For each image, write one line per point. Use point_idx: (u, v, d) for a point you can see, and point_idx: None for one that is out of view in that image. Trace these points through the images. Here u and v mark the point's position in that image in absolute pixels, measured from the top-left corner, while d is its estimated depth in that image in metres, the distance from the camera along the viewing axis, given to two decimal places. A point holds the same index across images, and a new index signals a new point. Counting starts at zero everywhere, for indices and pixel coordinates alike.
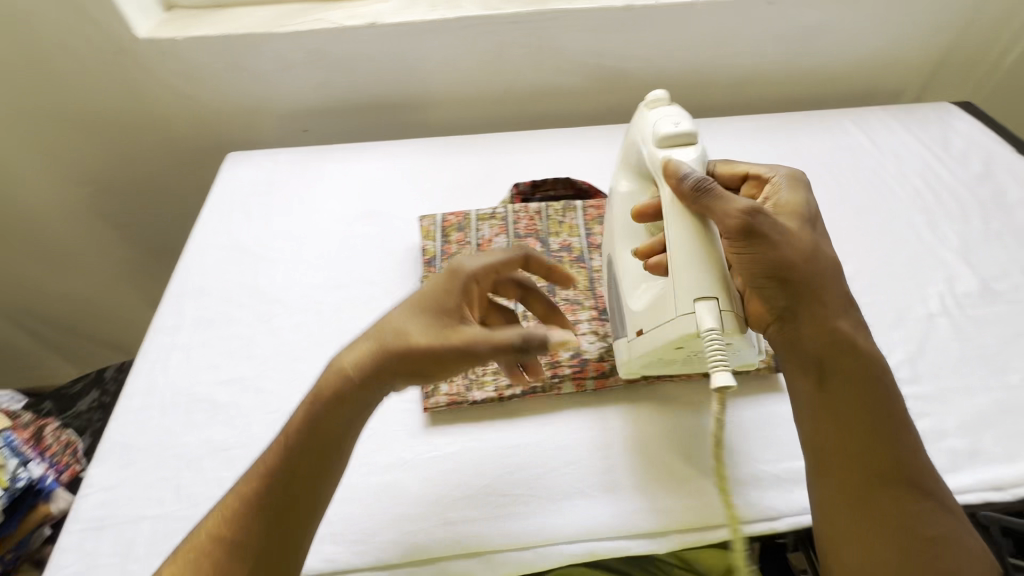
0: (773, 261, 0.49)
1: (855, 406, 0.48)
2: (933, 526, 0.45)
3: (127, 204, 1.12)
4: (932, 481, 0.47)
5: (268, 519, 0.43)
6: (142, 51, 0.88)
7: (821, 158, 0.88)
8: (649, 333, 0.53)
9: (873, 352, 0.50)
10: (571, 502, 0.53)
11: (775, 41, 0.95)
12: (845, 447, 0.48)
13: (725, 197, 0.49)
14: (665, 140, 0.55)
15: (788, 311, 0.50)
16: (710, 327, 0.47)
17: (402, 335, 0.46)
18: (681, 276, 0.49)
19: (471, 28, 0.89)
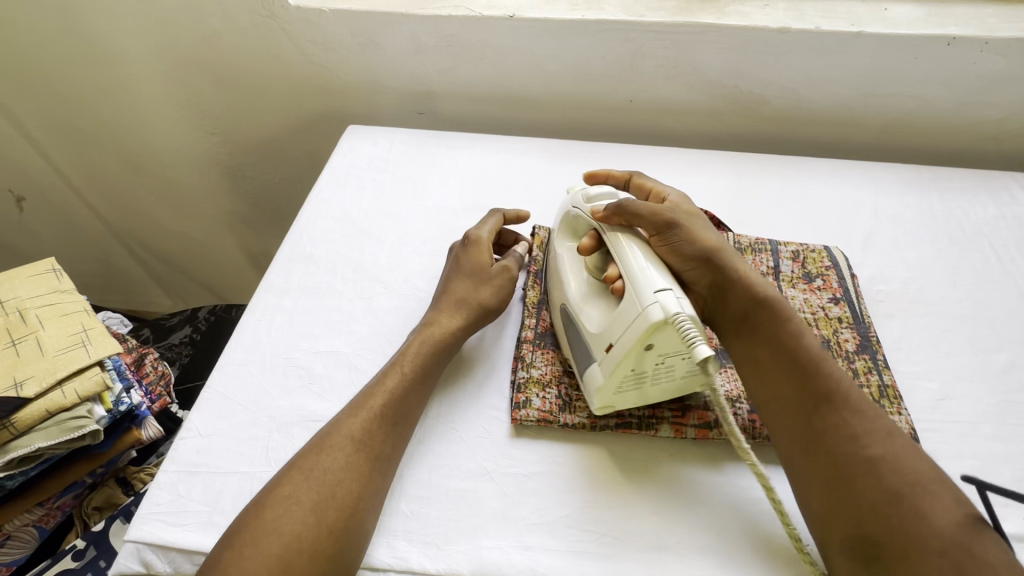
0: (691, 241, 0.56)
1: (780, 346, 0.53)
2: (874, 447, 0.47)
3: (244, 158, 1.18)
4: (865, 404, 0.49)
5: (315, 470, 0.48)
6: (289, 17, 0.91)
7: (978, 225, 0.78)
8: (619, 343, 0.50)
9: (775, 305, 0.55)
10: (655, 554, 0.49)
11: (944, 86, 0.85)
12: (778, 391, 0.52)
13: (637, 204, 0.57)
14: (590, 194, 0.60)
15: (713, 284, 0.56)
16: (678, 312, 0.47)
17: (450, 317, 0.60)
18: (638, 282, 0.50)
19: (609, 33, 0.85)
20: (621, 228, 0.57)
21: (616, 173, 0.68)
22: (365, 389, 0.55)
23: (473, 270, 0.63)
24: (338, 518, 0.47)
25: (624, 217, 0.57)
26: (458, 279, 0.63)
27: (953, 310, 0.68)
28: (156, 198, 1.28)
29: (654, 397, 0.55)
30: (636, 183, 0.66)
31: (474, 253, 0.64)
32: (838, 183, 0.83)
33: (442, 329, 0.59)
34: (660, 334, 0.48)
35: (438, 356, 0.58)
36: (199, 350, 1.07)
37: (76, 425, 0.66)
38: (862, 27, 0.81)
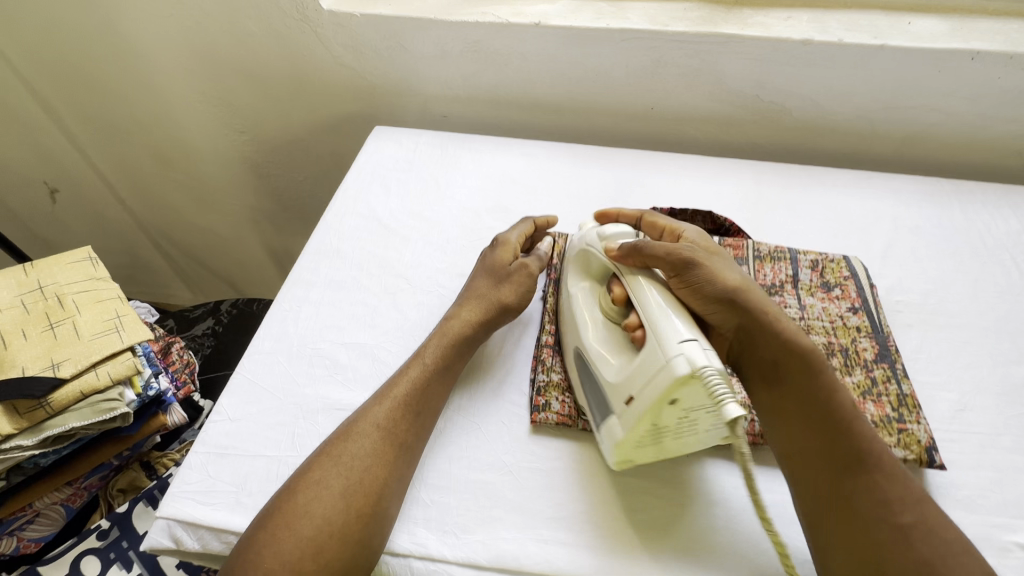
0: (713, 282, 0.54)
1: (812, 401, 0.52)
2: (905, 514, 0.47)
3: (271, 157, 1.21)
4: (895, 467, 0.49)
5: (340, 464, 0.50)
6: (321, 20, 0.94)
7: (999, 237, 0.78)
8: (642, 396, 0.48)
9: (812, 355, 0.53)
10: (669, 552, 0.50)
11: (967, 99, 0.85)
12: (806, 445, 0.51)
13: (654, 245, 0.55)
14: (604, 234, 0.60)
15: (740, 329, 0.55)
16: (705, 365, 0.46)
17: (468, 316, 0.61)
18: (660, 335, 0.49)
19: (633, 41, 0.87)
20: (639, 271, 0.56)
21: (627, 212, 0.67)
22: (392, 377, 0.57)
23: (493, 268, 0.65)
24: (365, 502, 0.48)
25: (638, 260, 0.56)
26: (479, 277, 0.65)
27: (974, 322, 0.68)
28: (184, 193, 1.32)
29: (672, 452, 0.53)
30: (648, 221, 0.65)
31: (495, 253, 0.66)
32: (858, 193, 0.84)
33: (461, 327, 0.60)
34: (686, 389, 0.46)
35: (457, 353, 0.59)
36: (221, 341, 1.09)
37: (108, 407, 0.68)
38: (885, 40, 0.82)
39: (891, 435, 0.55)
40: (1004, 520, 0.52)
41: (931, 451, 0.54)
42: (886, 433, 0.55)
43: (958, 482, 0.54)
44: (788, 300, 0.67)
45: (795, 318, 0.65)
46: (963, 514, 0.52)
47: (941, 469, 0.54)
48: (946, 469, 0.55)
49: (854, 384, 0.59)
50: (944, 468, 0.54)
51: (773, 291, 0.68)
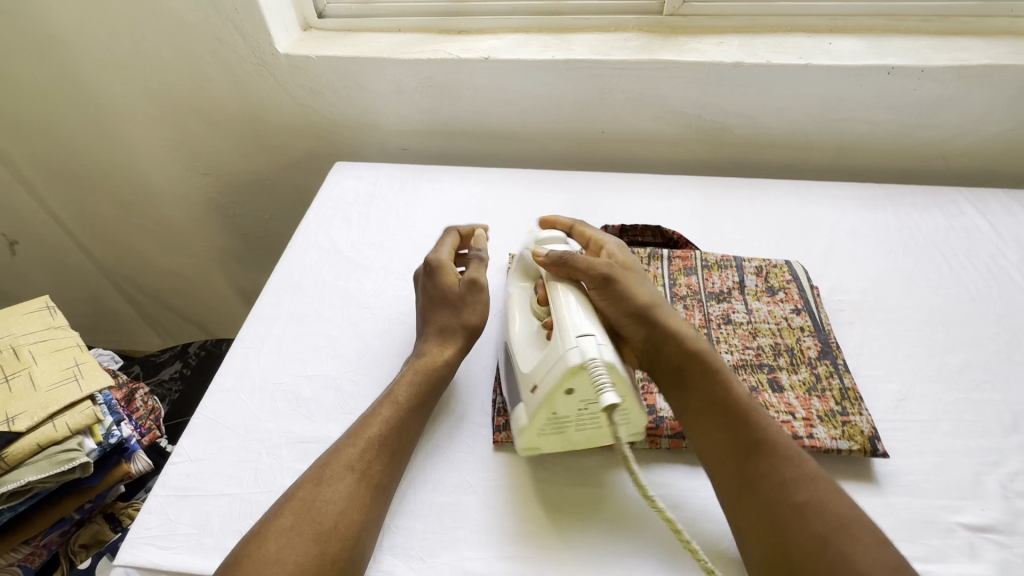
0: (628, 297, 0.58)
1: (711, 397, 0.55)
2: (801, 493, 0.48)
3: (234, 196, 1.22)
4: (790, 450, 0.51)
5: (307, 510, 0.48)
6: (278, 64, 0.97)
7: (928, 235, 0.83)
8: (540, 385, 0.52)
9: (708, 355, 0.57)
10: (633, 559, 0.51)
11: (890, 109, 0.92)
12: (711, 440, 0.53)
13: (579, 257, 0.60)
14: (541, 240, 0.64)
15: (647, 338, 0.58)
16: (593, 357, 0.49)
17: (434, 351, 0.62)
18: (560, 330, 0.52)
19: (579, 71, 0.91)
20: (565, 278, 0.60)
21: (562, 220, 0.70)
22: (362, 418, 0.57)
23: (444, 297, 0.65)
24: (341, 546, 0.47)
25: (565, 269, 0.60)
26: (434, 310, 0.65)
27: (910, 315, 0.72)
28: (148, 237, 1.31)
29: (579, 444, 0.56)
30: (578, 231, 0.69)
31: (440, 278, 0.66)
32: (800, 202, 0.89)
33: (432, 362, 0.61)
34: (577, 379, 0.50)
35: (433, 386, 0.60)
36: (189, 385, 1.07)
37: (66, 458, 0.66)
38: (809, 59, 0.88)
39: (836, 427, 0.57)
40: (947, 501, 0.54)
41: (873, 441, 0.57)
42: (831, 426, 0.58)
43: (902, 470, 0.57)
44: (735, 305, 0.70)
45: (742, 322, 0.68)
46: (909, 499, 0.54)
47: (885, 457, 0.57)
48: (890, 457, 0.58)
49: (800, 382, 0.62)
50: (887, 456, 0.57)
51: (721, 297, 0.71)
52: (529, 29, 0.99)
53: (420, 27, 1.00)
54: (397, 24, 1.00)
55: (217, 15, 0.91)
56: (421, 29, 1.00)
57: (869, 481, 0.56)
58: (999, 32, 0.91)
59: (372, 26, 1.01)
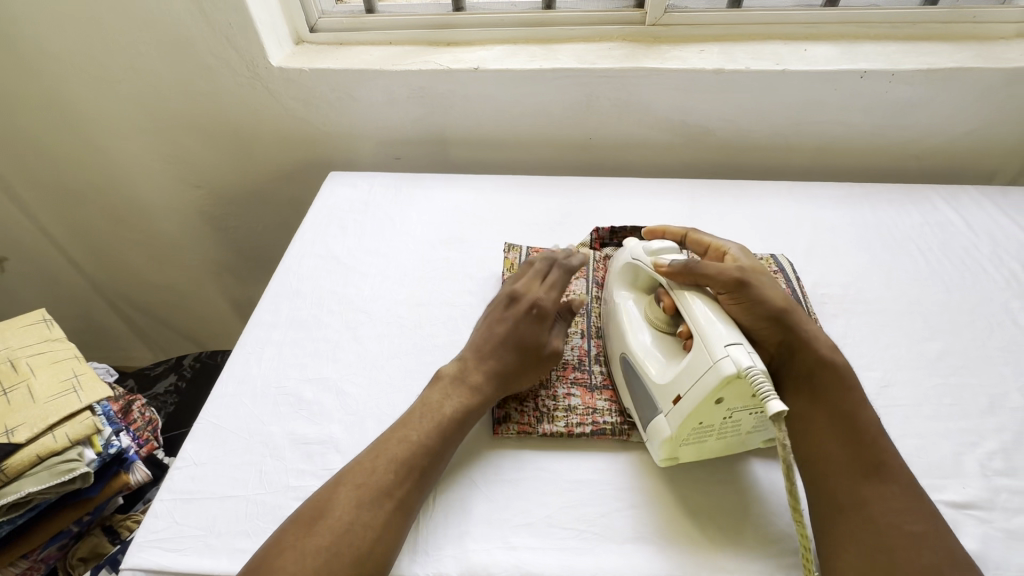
0: (763, 301, 0.57)
1: (840, 412, 0.54)
2: (917, 524, 0.47)
3: (228, 208, 1.23)
4: (912, 482, 0.50)
5: (329, 533, 0.48)
6: (272, 77, 0.99)
7: (904, 231, 0.87)
8: (688, 395, 0.51)
9: (847, 371, 0.56)
10: (632, 545, 0.52)
11: (864, 111, 0.96)
12: (830, 452, 0.52)
13: (704, 263, 0.58)
14: (655, 249, 0.63)
15: (781, 342, 0.57)
16: (750, 365, 0.48)
17: (474, 384, 0.60)
18: (703, 341, 0.52)
19: (566, 79, 0.95)
20: (690, 284, 0.58)
21: (673, 228, 0.71)
22: (388, 435, 0.56)
23: (509, 338, 0.63)
24: (371, 568, 0.47)
25: (690, 275, 0.58)
26: (493, 342, 0.63)
27: (890, 307, 0.75)
28: (141, 251, 1.31)
29: (717, 451, 0.56)
30: (693, 238, 0.69)
31: (509, 322, 0.65)
32: (782, 202, 0.92)
33: (473, 385, 0.60)
34: (731, 387, 0.49)
35: (471, 407, 0.59)
36: (184, 396, 1.07)
37: (67, 468, 0.67)
38: (785, 66, 0.92)
39: None
40: (929, 481, 0.57)
41: None
42: None
43: None
44: None
45: None
46: None
47: None
48: None
49: None
50: None
51: None
52: (516, 40, 1.02)
53: (411, 39, 1.03)
54: (387, 36, 1.03)
55: (211, 30, 0.93)
56: (412, 42, 1.03)
57: None
58: (963, 37, 0.96)
59: (362, 39, 1.04)
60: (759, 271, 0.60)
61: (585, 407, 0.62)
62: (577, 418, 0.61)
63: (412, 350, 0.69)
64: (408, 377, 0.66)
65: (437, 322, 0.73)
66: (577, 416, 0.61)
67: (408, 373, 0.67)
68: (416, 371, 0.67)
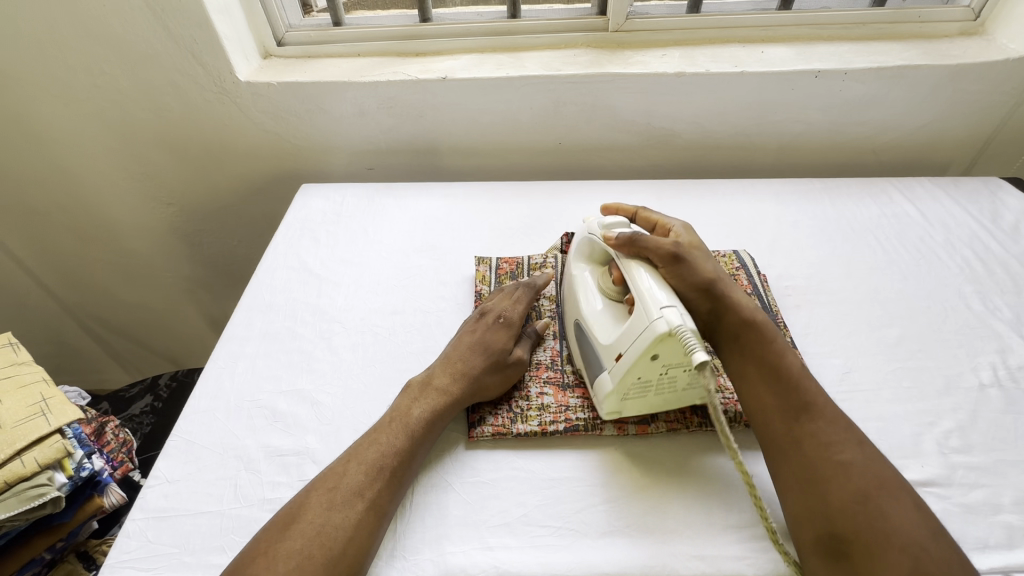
0: (696, 272, 0.60)
1: (767, 360, 0.57)
2: (844, 453, 0.51)
3: (201, 223, 1.23)
4: (838, 416, 0.54)
5: (332, 492, 0.51)
6: (239, 91, 0.99)
7: (864, 222, 0.90)
8: (628, 352, 0.54)
9: (770, 326, 0.60)
10: (607, 540, 0.53)
11: (821, 110, 0.99)
12: (761, 398, 0.56)
13: (647, 237, 0.61)
14: (604, 224, 0.65)
15: (711, 308, 0.61)
16: (681, 325, 0.50)
17: (438, 386, 0.61)
18: (639, 303, 0.55)
19: (533, 86, 0.96)
20: (635, 257, 0.61)
21: (625, 206, 0.72)
22: (362, 441, 0.56)
23: (474, 343, 0.65)
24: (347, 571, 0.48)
25: (635, 248, 0.61)
26: (459, 348, 0.65)
27: (851, 296, 0.78)
28: (114, 270, 1.29)
29: (657, 406, 0.60)
30: (642, 216, 0.71)
31: (476, 330, 0.67)
32: (747, 198, 0.95)
33: (440, 389, 0.61)
34: (665, 345, 0.52)
35: (437, 410, 0.60)
36: (161, 418, 1.05)
37: (37, 494, 0.65)
38: (744, 67, 0.94)
39: None
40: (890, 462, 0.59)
41: None
42: None
43: None
44: None
45: None
46: None
47: None
48: None
49: None
50: None
51: None
52: (484, 49, 1.03)
53: (379, 51, 1.04)
54: (355, 49, 1.03)
55: (178, 47, 0.93)
56: (381, 53, 1.04)
57: None
58: (910, 36, 1.00)
59: (329, 52, 1.04)
60: (694, 246, 0.63)
61: (558, 406, 0.63)
62: (550, 416, 0.62)
63: (387, 358, 0.70)
64: (383, 384, 0.67)
65: (413, 330, 0.73)
66: (551, 414, 0.62)
67: (382, 380, 0.67)
68: (391, 378, 0.67)
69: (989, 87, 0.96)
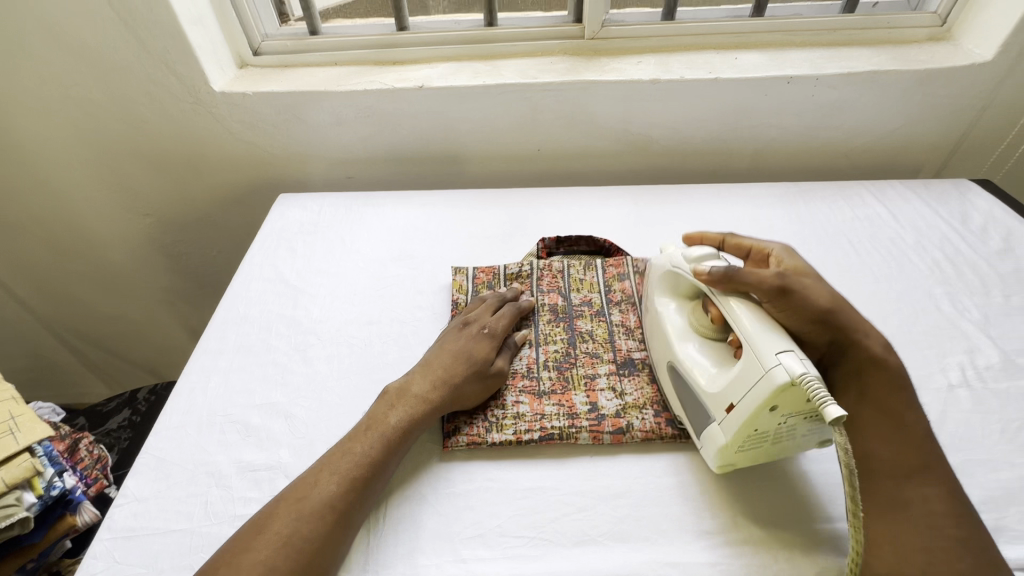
0: (809, 303, 0.57)
1: (888, 410, 0.54)
2: (957, 527, 0.48)
3: (179, 234, 1.21)
4: (954, 484, 0.51)
5: (306, 511, 0.50)
6: (214, 101, 0.98)
7: (837, 225, 0.91)
8: (742, 405, 0.51)
9: (902, 373, 0.57)
10: (580, 549, 0.53)
11: (795, 115, 1.01)
12: (875, 447, 0.53)
13: (743, 270, 0.58)
14: (691, 255, 0.62)
15: (830, 342, 0.57)
16: (803, 372, 0.48)
17: (422, 396, 0.61)
18: (750, 350, 0.52)
19: (509, 94, 0.97)
20: (733, 293, 0.58)
21: (709, 235, 0.69)
22: (336, 452, 0.56)
23: (459, 351, 0.66)
24: None
25: (731, 283, 0.58)
26: (445, 354, 0.65)
27: None
28: (91, 282, 1.27)
29: (765, 457, 0.57)
30: (732, 243, 0.68)
31: (462, 337, 0.68)
32: (723, 202, 0.96)
33: (420, 396, 0.61)
34: (785, 395, 0.49)
35: (416, 419, 0.59)
36: (139, 432, 1.04)
37: (4, 515, 0.64)
38: (718, 74, 0.96)
39: None
40: None
41: None
42: None
43: None
44: None
45: None
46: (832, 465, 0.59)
47: None
48: None
49: None
50: None
51: None
52: (461, 57, 1.04)
53: (356, 60, 1.04)
54: (332, 58, 1.03)
55: (151, 57, 0.92)
56: (358, 62, 1.04)
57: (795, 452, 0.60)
58: (880, 41, 1.02)
59: (307, 62, 1.04)
60: (801, 274, 0.60)
61: (533, 414, 0.63)
62: (525, 425, 0.62)
63: (362, 369, 0.69)
64: (358, 397, 0.66)
65: (389, 340, 0.73)
66: (526, 423, 0.62)
67: (356, 392, 0.67)
68: (366, 390, 0.67)
69: (956, 91, 0.98)
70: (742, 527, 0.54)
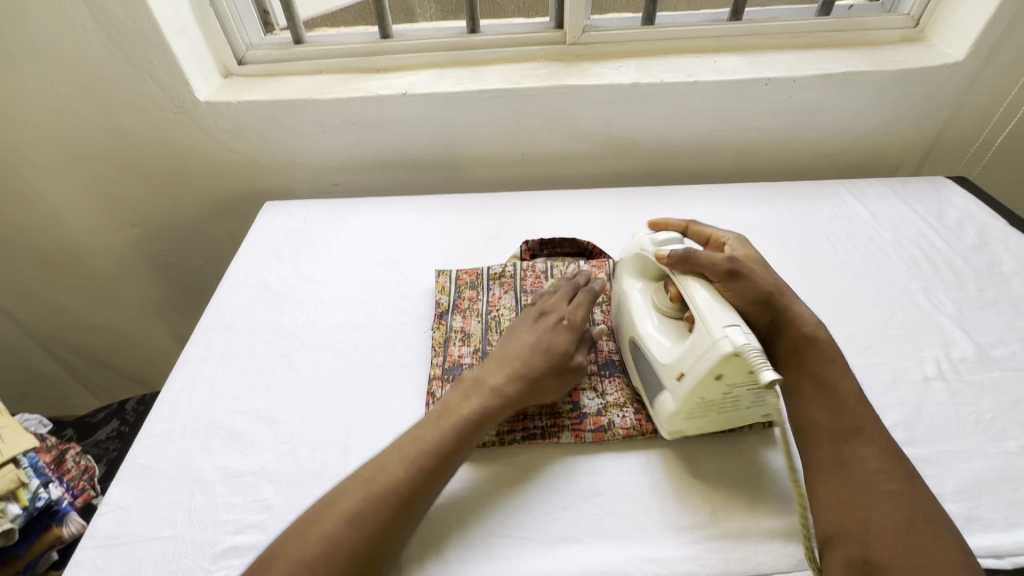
0: (754, 286, 0.59)
1: (824, 381, 0.57)
2: (892, 482, 0.50)
3: (167, 243, 1.21)
4: (890, 444, 0.53)
5: (371, 497, 0.51)
6: (199, 111, 0.99)
7: (817, 224, 0.92)
8: (689, 372, 0.53)
9: (834, 346, 0.60)
10: (561, 547, 0.54)
11: (774, 116, 1.03)
12: (815, 417, 0.56)
13: (699, 253, 0.59)
14: (658, 240, 0.63)
15: (771, 321, 0.60)
16: (746, 344, 0.50)
17: (500, 388, 0.59)
18: (700, 323, 0.53)
19: (493, 100, 0.98)
20: (690, 274, 0.59)
21: (674, 221, 0.71)
22: None
23: (542, 342, 0.63)
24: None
25: (688, 265, 0.59)
26: (525, 345, 0.63)
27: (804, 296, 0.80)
28: (79, 293, 1.27)
29: (715, 425, 0.59)
30: (694, 230, 0.70)
31: (541, 326, 0.65)
32: (705, 203, 0.97)
33: (496, 388, 0.59)
34: (730, 364, 0.50)
35: (491, 411, 0.58)
36: (127, 442, 1.03)
37: None
38: (697, 77, 0.97)
39: None
40: None
41: None
42: None
43: None
44: None
45: None
46: None
47: None
48: None
49: None
50: None
51: None
52: (445, 64, 1.05)
53: (341, 68, 1.05)
54: (316, 66, 1.04)
55: (134, 68, 0.93)
56: (342, 70, 1.05)
57: (773, 447, 0.61)
58: (855, 43, 1.04)
59: (292, 70, 1.05)
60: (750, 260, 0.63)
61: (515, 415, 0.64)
62: (507, 425, 0.62)
63: (346, 373, 0.70)
64: (341, 401, 0.67)
65: (373, 344, 0.74)
66: (508, 424, 0.63)
67: (340, 396, 0.67)
68: (350, 394, 0.67)
69: (930, 91, 1.00)
70: (721, 521, 0.55)
